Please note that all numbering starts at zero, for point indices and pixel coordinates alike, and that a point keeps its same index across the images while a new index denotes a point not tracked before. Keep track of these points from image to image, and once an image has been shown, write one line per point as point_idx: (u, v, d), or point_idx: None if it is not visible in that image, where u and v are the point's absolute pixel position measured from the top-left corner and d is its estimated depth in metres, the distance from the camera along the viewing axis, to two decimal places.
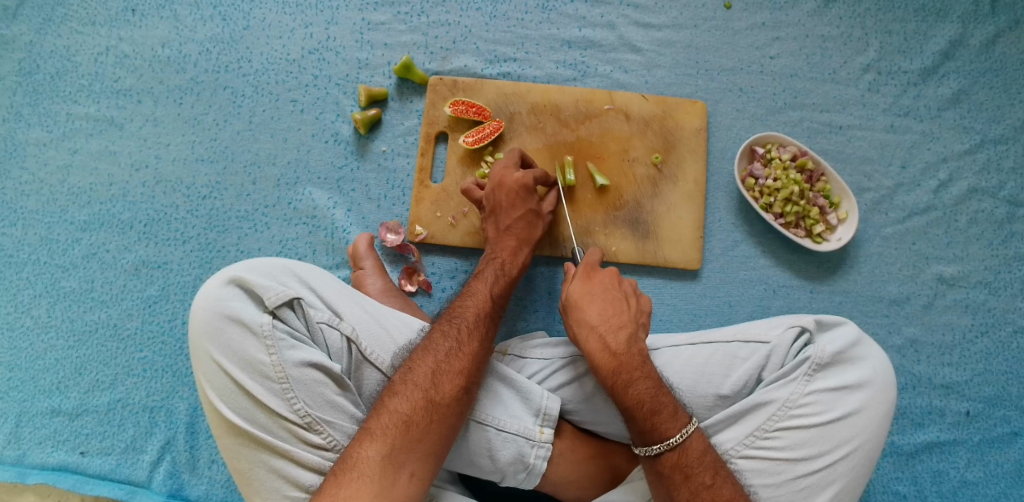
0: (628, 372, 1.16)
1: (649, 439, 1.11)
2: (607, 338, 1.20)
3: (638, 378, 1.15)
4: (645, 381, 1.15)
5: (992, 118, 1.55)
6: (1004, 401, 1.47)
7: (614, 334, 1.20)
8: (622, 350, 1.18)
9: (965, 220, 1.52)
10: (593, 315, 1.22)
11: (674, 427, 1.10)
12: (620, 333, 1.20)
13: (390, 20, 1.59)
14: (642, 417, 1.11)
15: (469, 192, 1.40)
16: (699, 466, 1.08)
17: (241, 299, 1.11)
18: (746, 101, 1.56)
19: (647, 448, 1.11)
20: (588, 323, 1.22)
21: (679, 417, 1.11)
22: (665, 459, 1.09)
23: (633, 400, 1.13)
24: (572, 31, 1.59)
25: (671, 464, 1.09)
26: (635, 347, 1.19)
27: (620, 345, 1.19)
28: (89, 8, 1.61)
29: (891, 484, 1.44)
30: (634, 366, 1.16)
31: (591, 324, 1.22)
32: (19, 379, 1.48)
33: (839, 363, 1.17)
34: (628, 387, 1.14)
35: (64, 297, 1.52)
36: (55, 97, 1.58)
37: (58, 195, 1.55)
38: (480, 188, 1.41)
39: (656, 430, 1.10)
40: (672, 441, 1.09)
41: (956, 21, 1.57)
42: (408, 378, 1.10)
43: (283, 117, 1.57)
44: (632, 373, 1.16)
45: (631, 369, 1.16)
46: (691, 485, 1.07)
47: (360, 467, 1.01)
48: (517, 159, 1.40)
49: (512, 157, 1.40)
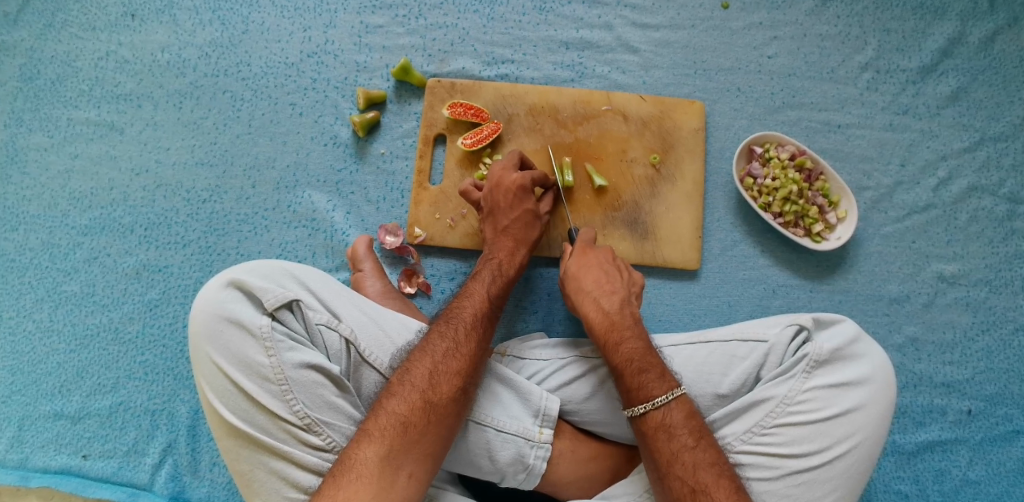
0: (620, 331, 1.21)
1: (635, 399, 1.11)
2: (600, 300, 1.26)
3: (628, 336, 1.20)
4: (635, 341, 1.19)
5: (992, 116, 1.54)
6: (1006, 399, 1.47)
7: (607, 297, 1.27)
8: (615, 311, 1.24)
9: (965, 217, 1.52)
10: (588, 282, 1.30)
11: (660, 389, 1.11)
12: (613, 297, 1.27)
13: (388, 23, 1.60)
14: (630, 375, 1.14)
15: (466, 193, 1.41)
16: (682, 428, 1.08)
17: (240, 301, 1.11)
18: (744, 101, 1.56)
19: (632, 408, 1.11)
20: (584, 289, 1.29)
21: (666, 380, 1.12)
22: (649, 419, 1.09)
23: (622, 357, 1.17)
24: (570, 32, 1.59)
25: (654, 424, 1.09)
26: (627, 310, 1.25)
27: (613, 306, 1.25)
28: (89, 14, 1.62)
29: (892, 483, 1.44)
30: (625, 326, 1.22)
31: (586, 290, 1.29)
32: (22, 383, 1.49)
33: (838, 360, 1.17)
34: (618, 345, 1.19)
35: (66, 301, 1.52)
36: (55, 102, 1.59)
37: (59, 200, 1.56)
38: (479, 190, 1.41)
39: (641, 389, 1.11)
40: (656, 400, 1.10)
41: (955, 19, 1.57)
42: (406, 378, 1.10)
43: (282, 121, 1.57)
44: (623, 332, 1.21)
45: (622, 329, 1.21)
46: (674, 444, 1.07)
47: (358, 468, 1.01)
48: (516, 160, 1.39)
49: (511, 157, 1.40)
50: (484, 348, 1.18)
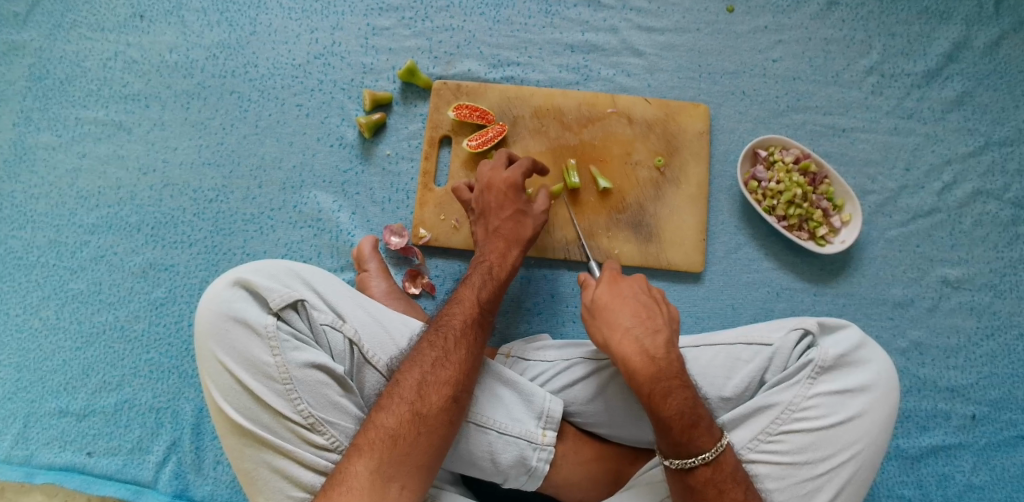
0: (666, 380, 1.11)
1: (683, 453, 1.07)
2: (643, 341, 1.16)
3: (676, 387, 1.10)
4: (683, 391, 1.10)
5: (997, 120, 1.54)
6: (1010, 405, 1.46)
7: (650, 338, 1.16)
8: (661, 356, 1.14)
9: (970, 222, 1.52)
10: (626, 318, 1.19)
11: (710, 442, 1.07)
12: (656, 338, 1.16)
13: (394, 25, 1.60)
14: (680, 429, 1.07)
15: (458, 192, 1.42)
16: (731, 481, 1.07)
17: (246, 301, 1.12)
18: (749, 104, 1.57)
19: (680, 461, 1.08)
20: (622, 326, 1.18)
21: (714, 432, 1.08)
22: (699, 473, 1.07)
23: (671, 411, 1.08)
24: (575, 35, 1.60)
25: (704, 478, 1.07)
26: (672, 353, 1.15)
27: (658, 350, 1.15)
28: (97, 15, 1.63)
29: (896, 487, 1.43)
30: (672, 374, 1.12)
31: (626, 328, 1.17)
32: (27, 380, 1.50)
33: (841, 365, 1.17)
34: (666, 397, 1.09)
35: (72, 298, 1.53)
36: (64, 102, 1.61)
37: (67, 199, 1.57)
38: (471, 190, 1.42)
39: (691, 442, 1.07)
40: (706, 455, 1.07)
41: (960, 23, 1.57)
42: (395, 391, 1.10)
43: (289, 121, 1.58)
44: (670, 381, 1.11)
45: (669, 378, 1.12)
46: (725, 501, 1.06)
47: (349, 483, 1.02)
48: (505, 159, 1.41)
49: (501, 157, 1.41)
50: (473, 355, 1.17)
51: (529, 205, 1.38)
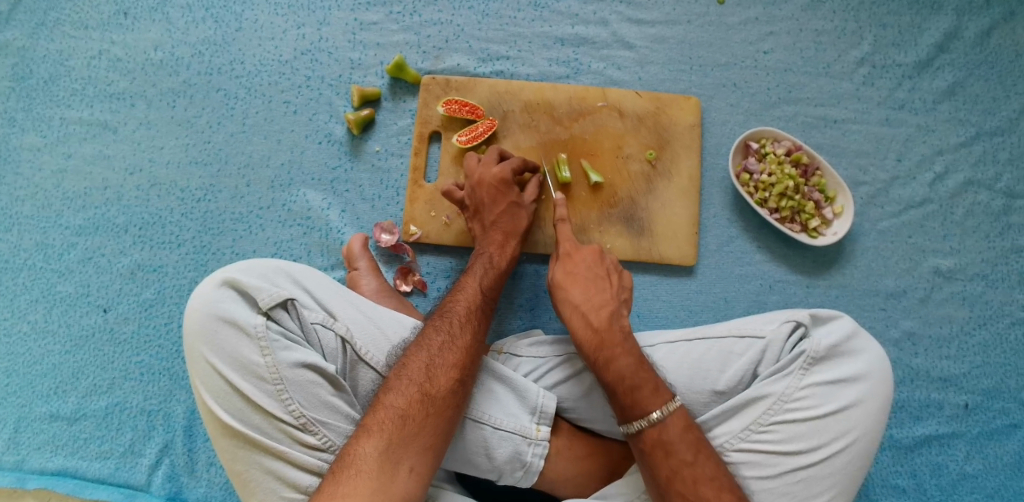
0: (609, 348, 1.17)
1: (629, 416, 1.11)
2: (589, 315, 1.21)
3: (619, 353, 1.16)
4: (627, 356, 1.15)
5: (988, 110, 1.54)
6: (1003, 394, 1.47)
7: (596, 312, 1.21)
8: (604, 327, 1.19)
9: (961, 212, 1.51)
10: (576, 295, 1.24)
11: (656, 403, 1.10)
12: (602, 311, 1.22)
13: (382, 20, 1.59)
14: (622, 393, 1.12)
15: (449, 193, 1.39)
16: (680, 443, 1.08)
17: (235, 301, 1.11)
18: (740, 96, 1.56)
19: (629, 425, 1.12)
20: (571, 302, 1.24)
21: (661, 394, 1.11)
22: (646, 435, 1.10)
23: (614, 376, 1.14)
24: (565, 28, 1.58)
25: (651, 440, 1.09)
26: (617, 324, 1.20)
27: (602, 322, 1.20)
28: (81, 13, 1.61)
29: (890, 478, 1.43)
30: (615, 342, 1.18)
31: (574, 303, 1.23)
32: (17, 385, 1.49)
33: (835, 356, 1.17)
34: (607, 364, 1.15)
35: (60, 301, 1.52)
36: (48, 102, 1.59)
37: (53, 200, 1.55)
38: (461, 189, 1.40)
39: (636, 406, 1.10)
40: (651, 417, 1.09)
41: (950, 13, 1.56)
42: (403, 373, 1.10)
43: (276, 119, 1.57)
44: (613, 349, 1.17)
45: (612, 346, 1.17)
46: (672, 461, 1.07)
47: (357, 464, 1.01)
48: (496, 155, 1.39)
49: (489, 153, 1.40)
50: (479, 338, 1.18)
51: (520, 197, 1.38)
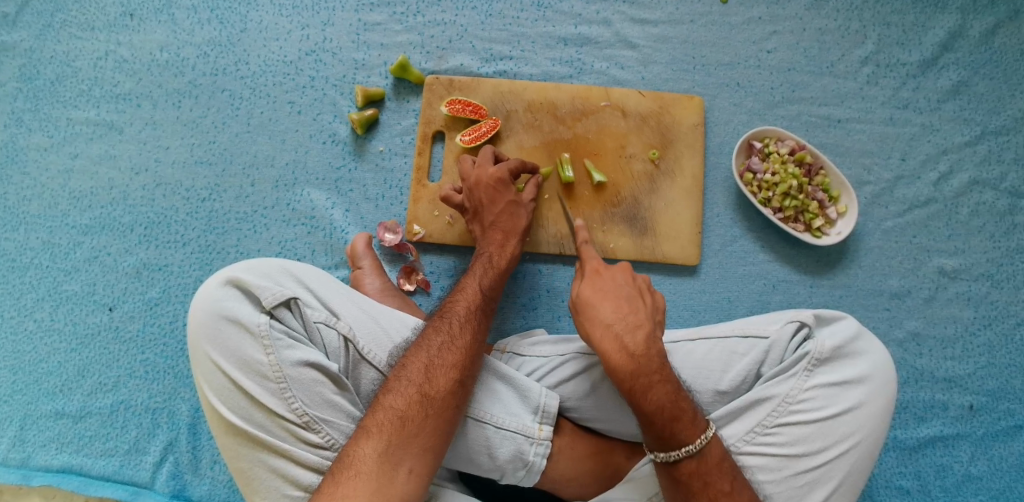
0: (646, 375, 1.11)
1: (667, 446, 1.08)
2: (623, 338, 1.15)
3: (657, 382, 1.10)
4: (664, 386, 1.10)
5: (993, 110, 1.53)
6: (1008, 394, 1.46)
7: (630, 334, 1.15)
8: (641, 352, 1.13)
9: (966, 212, 1.51)
10: (609, 314, 1.18)
11: (693, 434, 1.07)
12: (637, 333, 1.15)
13: (386, 20, 1.59)
14: (662, 423, 1.08)
15: (447, 198, 1.40)
16: (716, 473, 1.07)
17: (239, 300, 1.11)
18: (744, 95, 1.56)
19: (664, 454, 1.08)
20: (602, 323, 1.17)
21: (698, 424, 1.08)
22: (682, 466, 1.07)
23: (652, 406, 1.09)
24: (568, 28, 1.58)
25: (688, 471, 1.07)
26: (654, 349, 1.14)
27: (639, 346, 1.14)
28: (87, 14, 1.62)
29: (894, 479, 1.43)
30: (653, 369, 1.12)
31: (606, 324, 1.17)
32: (23, 383, 1.50)
33: (839, 357, 1.17)
34: (645, 393, 1.09)
35: (66, 300, 1.53)
36: (55, 102, 1.60)
37: (59, 200, 1.56)
38: (459, 193, 1.41)
39: (674, 437, 1.07)
40: (690, 448, 1.07)
41: (955, 12, 1.56)
42: (402, 374, 1.10)
43: (281, 119, 1.58)
44: (650, 377, 1.11)
45: (649, 374, 1.11)
46: (710, 492, 1.06)
47: (357, 466, 1.02)
48: (490, 156, 1.39)
49: (486, 154, 1.40)
50: (479, 338, 1.18)
51: (519, 196, 1.38)
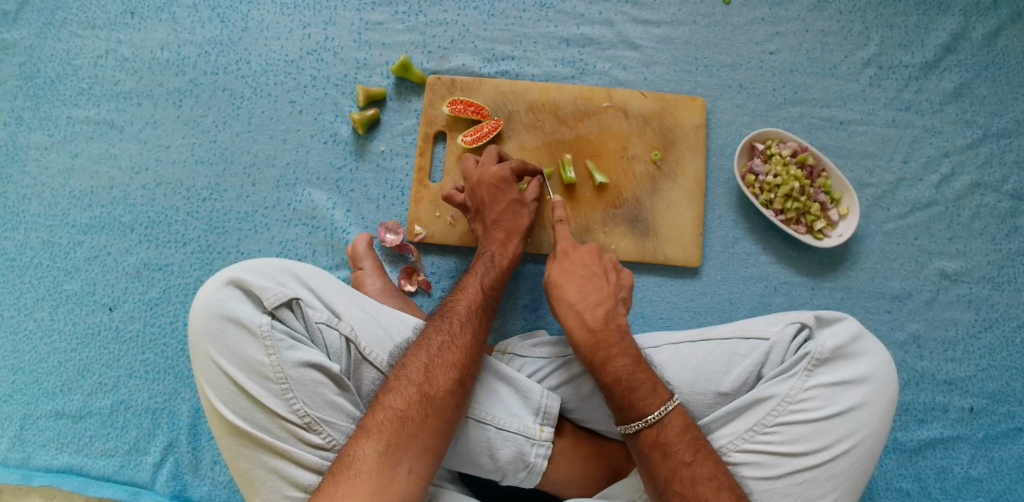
0: (605, 348, 1.16)
1: (626, 418, 1.11)
2: (584, 314, 1.21)
3: (615, 354, 1.16)
4: (623, 358, 1.15)
5: (995, 112, 1.53)
6: (1008, 397, 1.46)
7: (591, 311, 1.21)
8: (600, 326, 1.19)
9: (968, 214, 1.51)
10: (572, 293, 1.23)
11: (654, 404, 1.10)
12: (598, 310, 1.21)
13: (388, 20, 1.59)
14: (620, 394, 1.12)
15: (450, 198, 1.39)
16: (679, 443, 1.08)
17: (240, 300, 1.11)
18: (746, 97, 1.55)
19: (627, 425, 1.11)
20: (566, 300, 1.23)
21: (658, 394, 1.11)
22: (644, 436, 1.10)
23: (611, 376, 1.14)
24: (571, 28, 1.58)
25: (650, 441, 1.09)
26: (613, 323, 1.20)
27: (598, 321, 1.19)
28: (88, 12, 1.61)
29: (895, 481, 1.43)
30: (611, 342, 1.17)
31: (569, 301, 1.23)
32: (23, 382, 1.49)
33: (839, 358, 1.16)
34: (605, 364, 1.15)
35: (66, 299, 1.52)
36: (56, 101, 1.59)
37: (60, 199, 1.56)
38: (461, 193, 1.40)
39: (633, 407, 1.10)
40: (650, 418, 1.09)
41: (958, 14, 1.56)
42: (402, 374, 1.10)
43: (282, 118, 1.57)
44: (610, 349, 1.16)
45: (607, 347, 1.16)
46: (671, 462, 1.07)
47: (357, 466, 1.01)
48: (494, 155, 1.40)
49: (488, 154, 1.40)
50: (480, 339, 1.18)
51: (521, 195, 1.38)
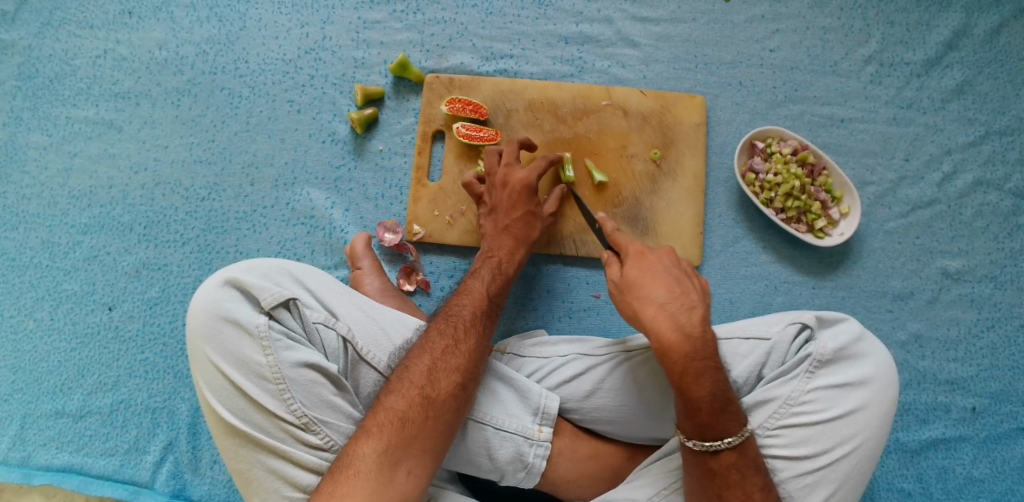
0: (701, 360, 1.08)
1: (708, 435, 1.05)
2: (679, 318, 1.11)
3: (709, 368, 1.07)
4: (716, 372, 1.07)
5: (997, 109, 1.52)
6: (1011, 397, 1.45)
7: (685, 314, 1.11)
8: (696, 333, 1.10)
9: (970, 213, 1.50)
10: (661, 293, 1.14)
11: (736, 426, 1.05)
12: (691, 314, 1.12)
13: (386, 18, 1.58)
14: (709, 412, 1.05)
15: (469, 185, 1.41)
16: (751, 467, 1.06)
17: (238, 300, 1.11)
18: (746, 95, 1.54)
19: (704, 443, 1.05)
20: (655, 301, 1.13)
21: (741, 418, 1.07)
22: (722, 458, 1.05)
23: (703, 393, 1.06)
24: (569, 26, 1.57)
25: (726, 463, 1.05)
26: (706, 331, 1.11)
27: (693, 326, 1.10)
28: (86, 12, 1.61)
29: (896, 481, 1.42)
30: (706, 354, 1.09)
31: (659, 302, 1.13)
32: (23, 382, 1.50)
33: (841, 359, 1.16)
34: (697, 379, 1.06)
35: (66, 299, 1.53)
36: (54, 101, 1.59)
37: (59, 198, 1.56)
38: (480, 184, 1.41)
39: (719, 427, 1.05)
40: (731, 440, 1.05)
41: (960, 11, 1.54)
42: (404, 375, 1.09)
43: (280, 118, 1.57)
44: (705, 361, 1.08)
45: (704, 358, 1.08)
46: (745, 485, 1.04)
47: (356, 465, 1.00)
48: (515, 150, 1.39)
49: (512, 147, 1.40)
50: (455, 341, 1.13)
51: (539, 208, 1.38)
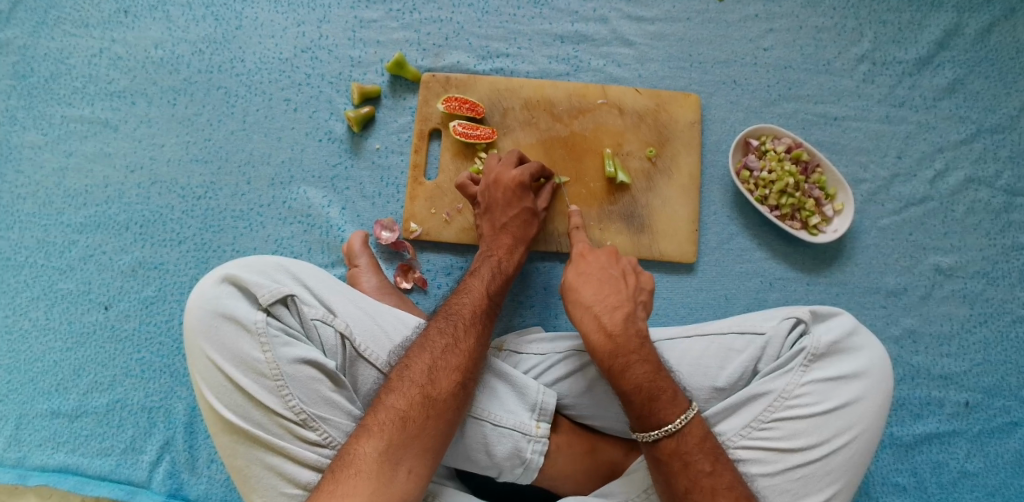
0: (625, 354, 1.13)
1: (646, 425, 1.08)
2: (603, 318, 1.17)
3: (634, 361, 1.12)
4: (643, 365, 1.12)
5: (988, 108, 1.54)
6: (1004, 391, 1.47)
7: (610, 314, 1.17)
8: (620, 331, 1.15)
9: (962, 209, 1.51)
10: (588, 295, 1.20)
11: (672, 413, 1.08)
12: (616, 314, 1.17)
13: (382, 18, 1.59)
14: (641, 403, 1.09)
15: (463, 187, 1.41)
16: (698, 453, 1.06)
17: (235, 297, 1.11)
18: (740, 93, 1.56)
19: (645, 434, 1.08)
20: (582, 304, 1.20)
21: (679, 403, 1.09)
22: (663, 446, 1.07)
23: (630, 384, 1.10)
24: (565, 25, 1.58)
25: (669, 450, 1.07)
26: (632, 328, 1.16)
27: (616, 325, 1.16)
28: (82, 11, 1.61)
29: (890, 475, 1.43)
30: (631, 348, 1.14)
31: (586, 304, 1.19)
32: (19, 382, 1.49)
33: (835, 353, 1.17)
34: (623, 371, 1.11)
35: (61, 298, 1.52)
36: (50, 100, 1.59)
37: (54, 198, 1.55)
38: (475, 184, 1.42)
39: (654, 416, 1.07)
40: (669, 427, 1.07)
41: (951, 10, 1.56)
42: (405, 374, 1.09)
43: (277, 116, 1.57)
44: (629, 355, 1.13)
45: (627, 352, 1.13)
46: (691, 472, 1.05)
47: (357, 464, 1.00)
48: (515, 158, 1.40)
49: (510, 155, 1.41)
50: (454, 339, 1.14)
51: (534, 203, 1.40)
